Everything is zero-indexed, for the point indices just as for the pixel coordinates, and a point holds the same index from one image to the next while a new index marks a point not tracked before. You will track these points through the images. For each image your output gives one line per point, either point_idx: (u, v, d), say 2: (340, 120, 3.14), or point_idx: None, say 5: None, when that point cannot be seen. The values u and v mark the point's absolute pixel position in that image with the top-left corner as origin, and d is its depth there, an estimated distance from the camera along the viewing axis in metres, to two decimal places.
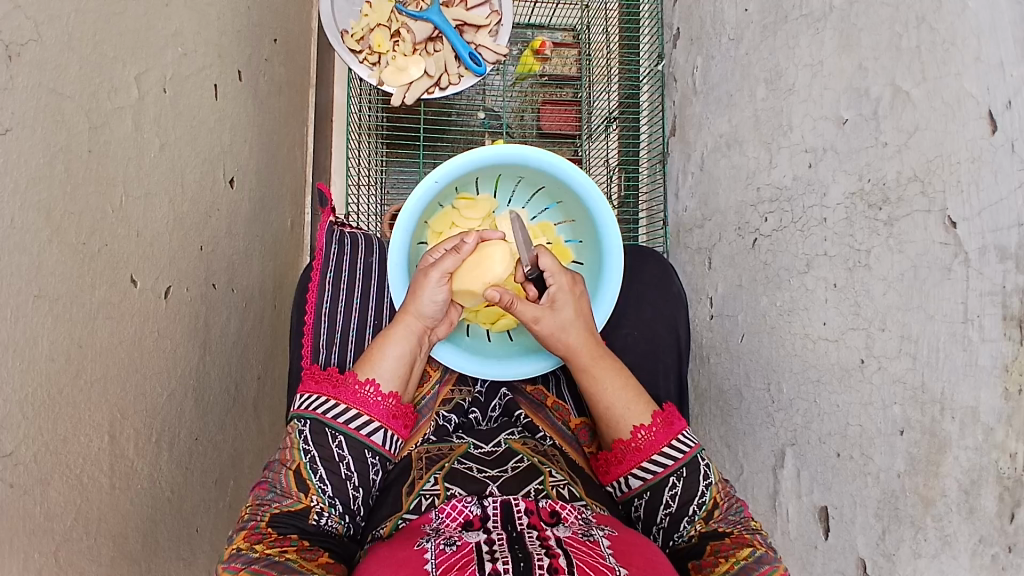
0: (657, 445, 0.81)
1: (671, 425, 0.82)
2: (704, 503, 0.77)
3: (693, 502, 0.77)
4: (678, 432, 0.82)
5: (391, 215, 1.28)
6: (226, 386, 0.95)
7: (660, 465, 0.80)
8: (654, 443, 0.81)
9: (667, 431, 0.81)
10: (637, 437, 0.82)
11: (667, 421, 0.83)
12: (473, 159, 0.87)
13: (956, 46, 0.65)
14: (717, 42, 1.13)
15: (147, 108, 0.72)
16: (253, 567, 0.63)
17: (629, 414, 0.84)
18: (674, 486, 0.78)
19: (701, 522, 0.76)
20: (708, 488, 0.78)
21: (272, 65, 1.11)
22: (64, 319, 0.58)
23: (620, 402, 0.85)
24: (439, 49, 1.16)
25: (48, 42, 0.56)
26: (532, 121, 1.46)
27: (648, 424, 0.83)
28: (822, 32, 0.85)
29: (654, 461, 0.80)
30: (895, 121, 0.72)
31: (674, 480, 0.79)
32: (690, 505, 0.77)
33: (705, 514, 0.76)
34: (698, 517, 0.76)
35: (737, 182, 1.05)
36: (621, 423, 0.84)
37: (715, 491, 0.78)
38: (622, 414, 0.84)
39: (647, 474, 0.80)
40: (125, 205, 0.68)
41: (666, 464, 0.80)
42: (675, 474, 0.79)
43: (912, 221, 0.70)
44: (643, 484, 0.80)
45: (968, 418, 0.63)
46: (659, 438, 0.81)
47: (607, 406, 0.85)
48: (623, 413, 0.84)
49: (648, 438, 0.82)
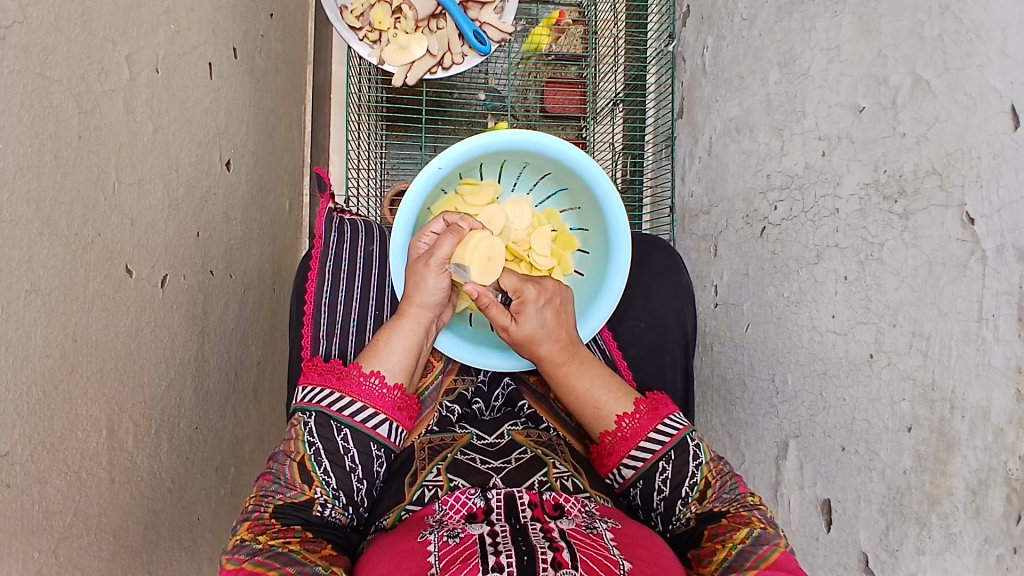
0: (643, 432, 0.80)
1: (655, 411, 0.82)
2: (695, 484, 0.76)
3: (685, 485, 0.76)
4: (665, 416, 0.81)
5: (391, 196, 1.25)
6: (225, 372, 0.93)
7: (648, 452, 0.79)
8: (639, 430, 0.81)
9: (650, 418, 0.81)
10: (622, 426, 0.82)
11: (650, 408, 0.82)
12: (479, 145, 0.84)
13: (980, 36, 0.62)
14: (729, 21, 1.09)
15: (139, 90, 0.69)
16: (256, 559, 0.63)
17: (608, 408, 0.84)
18: (664, 471, 0.77)
19: (696, 503, 0.75)
20: (698, 469, 0.77)
21: (267, 40, 1.07)
22: (58, 313, 0.57)
23: (596, 398, 0.85)
24: (442, 27, 1.12)
25: (33, 24, 0.53)
26: (535, 100, 1.42)
27: (631, 413, 0.83)
28: (840, 15, 0.82)
29: (641, 448, 0.80)
30: (914, 112, 0.70)
31: (664, 464, 0.78)
32: (682, 487, 0.76)
33: (699, 496, 0.76)
34: (692, 499, 0.76)
35: (747, 168, 1.03)
36: (602, 415, 0.84)
37: (706, 470, 0.77)
38: (601, 409, 0.84)
39: (637, 462, 0.79)
40: (119, 193, 0.65)
41: (655, 449, 0.79)
42: (664, 459, 0.78)
43: (928, 216, 0.68)
44: (636, 472, 0.79)
45: (979, 418, 0.62)
46: (644, 425, 0.81)
47: (584, 400, 0.85)
48: (600, 409, 0.84)
49: (633, 426, 0.82)
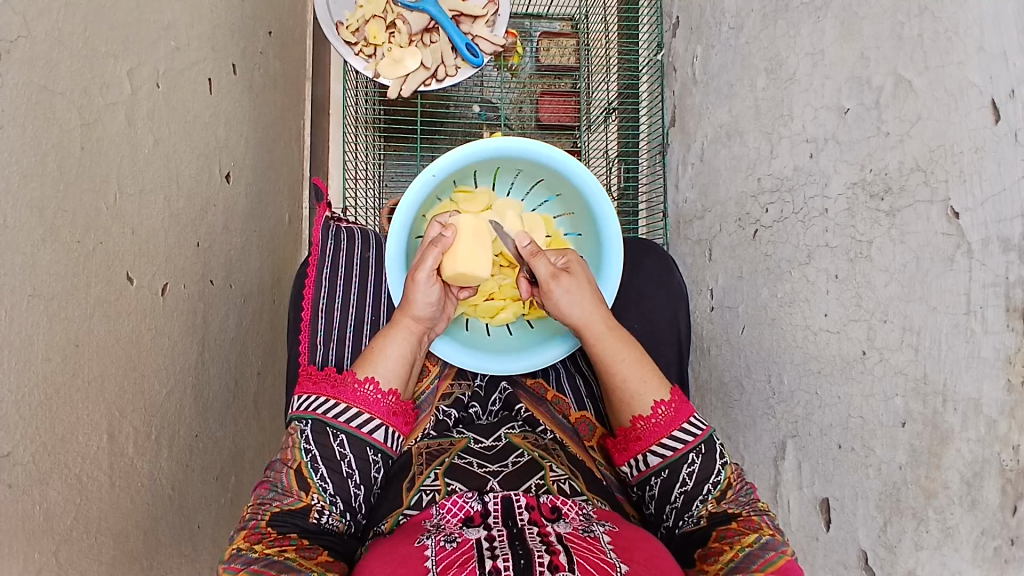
0: (677, 422, 0.79)
1: (686, 405, 0.81)
2: (718, 483, 0.77)
3: (708, 483, 0.77)
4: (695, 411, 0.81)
5: (390, 208, 1.27)
6: (225, 381, 0.94)
7: (679, 442, 0.78)
8: (673, 420, 0.80)
9: (683, 409, 0.80)
10: (656, 413, 0.80)
11: (682, 400, 0.81)
12: (473, 152, 0.86)
13: (959, 34, 0.64)
14: (717, 31, 1.12)
15: (140, 103, 0.71)
16: (252, 567, 0.63)
17: (645, 392, 0.82)
18: (692, 463, 0.77)
19: (713, 502, 0.75)
20: (723, 468, 0.78)
21: (266, 57, 1.10)
22: (59, 319, 0.58)
23: (634, 381, 0.83)
24: (436, 41, 1.15)
25: (38, 38, 0.55)
26: (530, 112, 1.45)
27: (667, 401, 0.81)
28: (823, 20, 0.84)
29: (673, 438, 0.79)
30: (898, 111, 0.71)
31: (693, 458, 0.78)
32: (705, 484, 0.76)
33: (718, 495, 0.76)
34: (711, 498, 0.76)
35: (738, 172, 1.04)
36: (641, 398, 0.82)
37: (730, 471, 0.78)
38: (640, 391, 0.82)
39: (666, 452, 0.78)
40: (119, 202, 0.67)
41: (686, 441, 0.78)
42: (694, 452, 0.78)
43: (914, 212, 0.69)
44: (662, 462, 0.78)
45: (971, 410, 0.62)
46: (678, 415, 0.80)
47: (622, 381, 0.83)
48: (639, 391, 0.82)
49: (667, 415, 0.80)
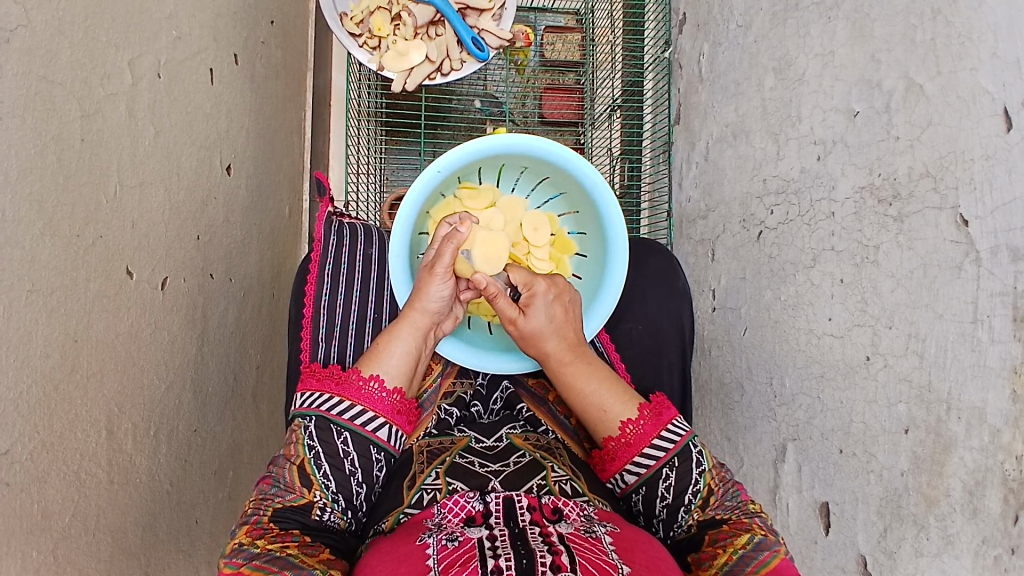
0: (648, 437, 0.79)
1: (659, 416, 0.81)
2: (699, 492, 0.76)
3: (688, 492, 0.76)
4: (667, 422, 0.80)
5: (391, 201, 1.25)
6: (224, 376, 0.93)
7: (653, 458, 0.78)
8: (644, 436, 0.80)
9: (654, 423, 0.80)
10: (626, 432, 0.81)
11: (654, 412, 0.81)
12: (479, 149, 0.85)
13: (973, 39, 0.63)
14: (724, 29, 1.11)
15: (141, 94, 0.69)
16: (254, 564, 0.63)
17: (612, 413, 0.83)
18: (668, 477, 0.77)
19: (698, 511, 0.75)
20: (701, 476, 0.77)
21: (268, 47, 1.08)
22: (58, 314, 0.57)
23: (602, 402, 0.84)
24: (441, 34, 1.13)
25: (38, 27, 0.54)
26: (534, 107, 1.43)
27: (635, 419, 0.81)
28: (834, 21, 0.83)
29: (647, 454, 0.79)
30: (908, 115, 0.71)
31: (667, 472, 0.77)
32: (685, 494, 0.76)
33: (701, 503, 0.75)
34: (695, 506, 0.75)
35: (743, 173, 1.04)
36: (609, 418, 0.83)
37: (709, 477, 0.77)
38: (607, 412, 0.83)
39: (642, 468, 0.78)
40: (120, 195, 0.66)
41: (659, 455, 0.78)
42: (668, 465, 0.77)
43: (923, 218, 0.68)
44: (639, 479, 0.78)
45: (975, 418, 0.62)
46: (648, 431, 0.80)
47: (592, 402, 0.84)
48: (606, 413, 0.83)
49: (638, 432, 0.80)
